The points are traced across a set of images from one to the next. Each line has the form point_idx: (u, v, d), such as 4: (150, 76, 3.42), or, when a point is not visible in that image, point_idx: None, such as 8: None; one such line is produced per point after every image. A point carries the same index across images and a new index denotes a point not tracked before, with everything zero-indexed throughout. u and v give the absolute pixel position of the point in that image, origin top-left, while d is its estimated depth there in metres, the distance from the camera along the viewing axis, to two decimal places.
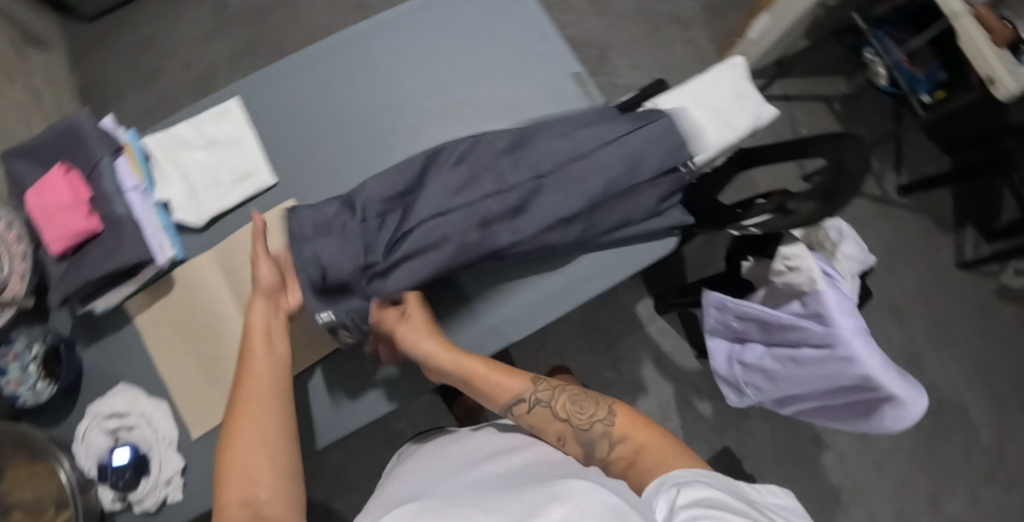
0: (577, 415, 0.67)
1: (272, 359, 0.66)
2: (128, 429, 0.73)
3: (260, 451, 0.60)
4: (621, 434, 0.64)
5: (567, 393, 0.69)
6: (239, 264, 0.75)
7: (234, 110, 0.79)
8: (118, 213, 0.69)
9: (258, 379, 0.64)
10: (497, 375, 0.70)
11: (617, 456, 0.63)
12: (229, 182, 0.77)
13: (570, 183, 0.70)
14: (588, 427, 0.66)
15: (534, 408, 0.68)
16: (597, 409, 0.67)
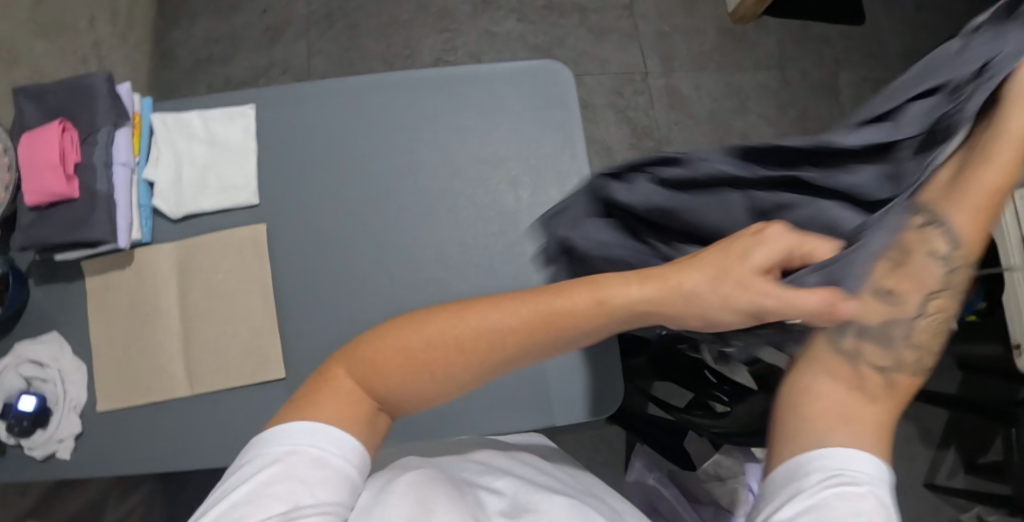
0: (926, 335, 0.49)
1: (552, 317, 0.49)
2: (43, 380, 0.76)
3: (409, 388, 0.49)
4: (896, 386, 0.48)
5: (936, 318, 0.49)
6: (192, 269, 0.78)
7: (247, 118, 0.79)
8: (98, 188, 0.72)
9: (495, 324, 0.49)
10: (988, 204, 0.47)
11: (873, 392, 0.47)
12: (211, 185, 0.78)
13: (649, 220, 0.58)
14: (908, 336, 0.49)
15: (932, 263, 0.48)
16: (925, 354, 0.49)
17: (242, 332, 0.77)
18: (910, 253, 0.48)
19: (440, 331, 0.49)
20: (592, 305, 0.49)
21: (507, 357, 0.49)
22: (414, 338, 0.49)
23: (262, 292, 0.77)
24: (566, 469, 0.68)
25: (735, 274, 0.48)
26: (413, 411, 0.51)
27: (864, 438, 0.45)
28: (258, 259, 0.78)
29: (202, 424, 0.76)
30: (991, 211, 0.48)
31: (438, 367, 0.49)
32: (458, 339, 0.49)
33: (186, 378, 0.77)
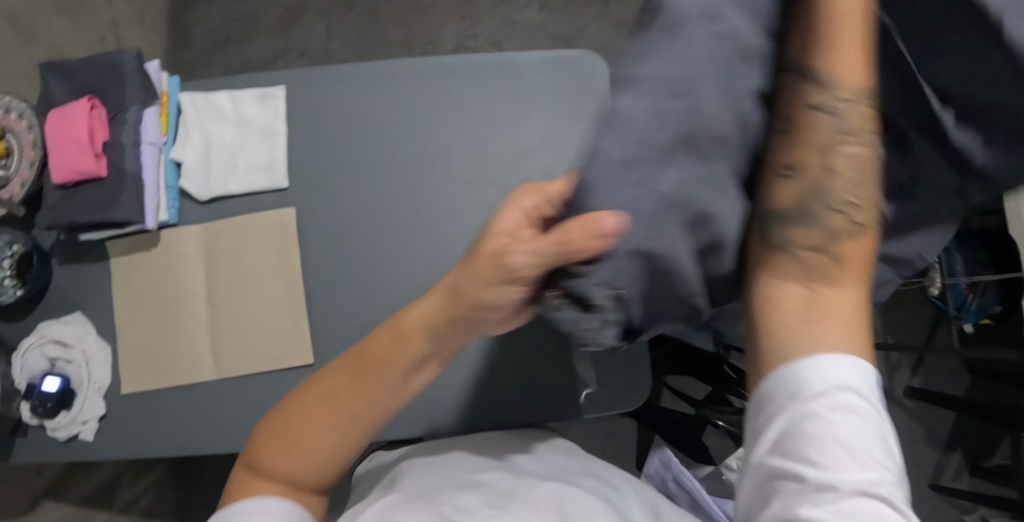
0: (843, 182, 0.45)
1: (374, 356, 0.56)
2: (66, 361, 0.75)
3: (303, 453, 0.57)
4: (838, 261, 0.45)
5: (849, 142, 0.45)
6: (219, 251, 0.77)
7: (277, 100, 0.78)
8: (127, 167, 0.71)
9: (342, 378, 0.57)
10: (865, 46, 0.43)
11: (832, 271, 0.45)
12: (240, 168, 0.76)
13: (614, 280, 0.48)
14: (818, 208, 0.46)
15: (823, 116, 0.44)
16: (864, 208, 0.46)
17: (269, 317, 0.76)
18: (799, 118, 0.44)
19: (301, 402, 0.58)
20: (408, 337, 0.56)
21: (371, 403, 0.57)
22: (307, 408, 0.57)
23: (290, 278, 0.76)
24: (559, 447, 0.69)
25: (477, 254, 0.51)
26: (340, 466, 0.59)
27: (841, 335, 0.43)
28: (288, 245, 0.77)
29: (225, 408, 0.75)
30: (863, 30, 0.43)
31: (325, 423, 0.57)
32: (323, 406, 0.57)
33: (211, 362, 0.76)
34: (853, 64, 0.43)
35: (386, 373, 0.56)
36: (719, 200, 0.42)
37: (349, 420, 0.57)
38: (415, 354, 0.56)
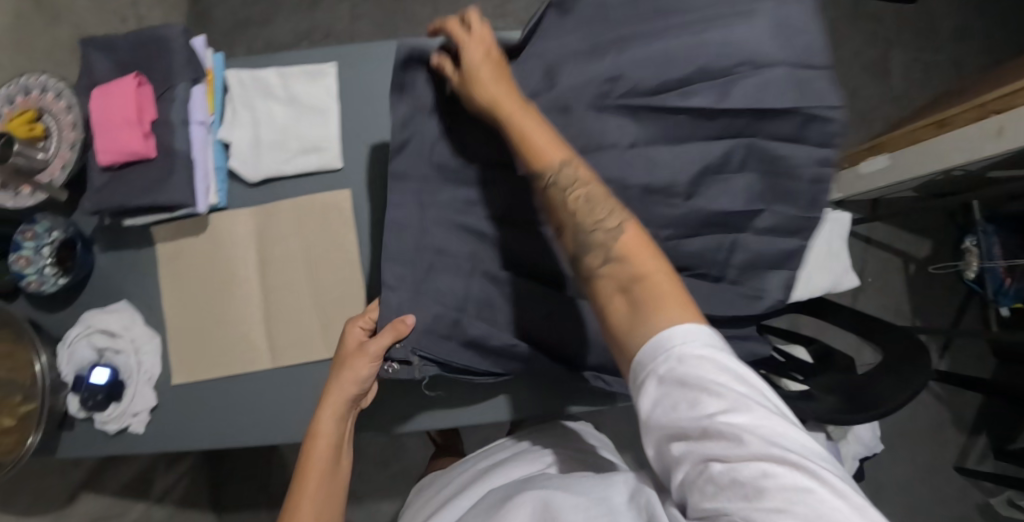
0: (582, 212, 0.50)
1: (326, 449, 0.63)
2: (115, 351, 0.72)
3: None
4: (621, 253, 0.47)
5: (587, 188, 0.50)
6: (272, 235, 0.74)
7: (329, 77, 0.74)
8: (178, 147, 0.68)
9: (315, 481, 0.62)
10: (535, 129, 0.51)
11: (630, 278, 0.46)
12: (294, 149, 0.73)
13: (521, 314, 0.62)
14: (589, 229, 0.49)
15: (555, 182, 0.50)
16: (606, 214, 0.49)
17: (325, 302, 0.73)
18: (550, 199, 0.51)
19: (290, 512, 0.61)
20: (329, 435, 0.63)
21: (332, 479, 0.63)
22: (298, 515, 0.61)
23: (346, 262, 0.73)
24: (542, 467, 0.66)
25: (340, 376, 0.62)
26: None
27: (665, 311, 0.44)
28: (342, 227, 0.73)
29: (284, 395, 0.73)
30: (523, 104, 0.52)
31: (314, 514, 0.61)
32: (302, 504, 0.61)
33: (266, 349, 0.73)
34: (536, 136, 0.51)
35: (322, 451, 0.63)
36: (509, 257, 0.62)
37: (313, 484, 0.62)
38: (333, 437, 0.63)
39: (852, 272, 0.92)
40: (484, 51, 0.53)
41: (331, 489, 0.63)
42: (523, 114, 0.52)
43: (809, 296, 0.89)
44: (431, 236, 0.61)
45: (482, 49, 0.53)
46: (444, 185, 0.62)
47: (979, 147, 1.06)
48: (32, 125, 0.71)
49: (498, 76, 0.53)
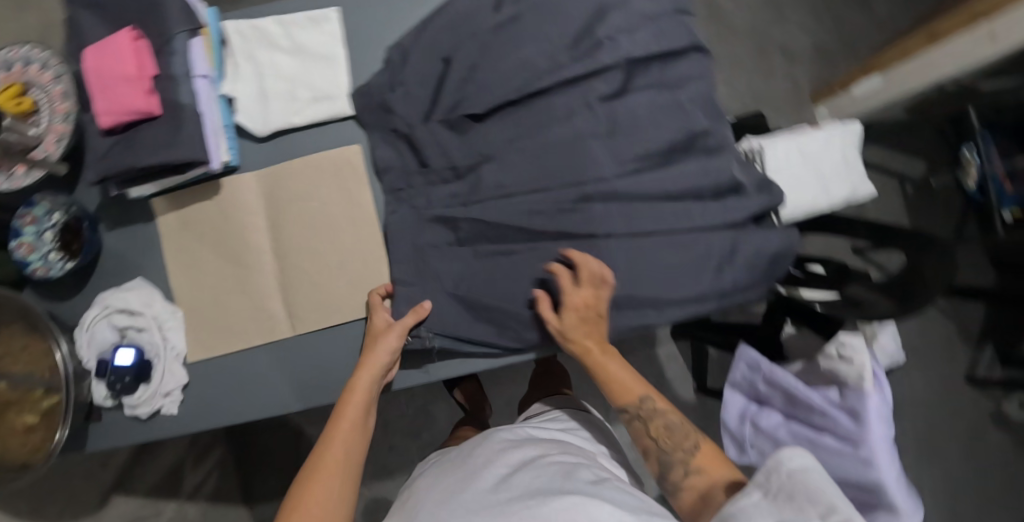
0: (665, 439, 0.63)
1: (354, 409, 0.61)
2: (137, 329, 0.68)
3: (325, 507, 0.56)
4: (699, 467, 0.60)
5: (665, 416, 0.64)
6: (284, 196, 0.69)
7: (331, 23, 0.71)
8: (183, 101, 0.65)
9: (342, 442, 0.59)
10: (618, 381, 0.66)
11: (695, 488, 0.59)
12: (301, 99, 0.70)
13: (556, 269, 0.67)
14: (670, 452, 0.62)
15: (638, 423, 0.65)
16: (687, 438, 0.62)
17: (346, 263, 0.68)
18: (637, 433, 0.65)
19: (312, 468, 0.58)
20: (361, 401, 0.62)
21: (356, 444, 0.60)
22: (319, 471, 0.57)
23: (364, 218, 0.68)
24: (553, 452, 0.68)
25: (372, 351, 0.63)
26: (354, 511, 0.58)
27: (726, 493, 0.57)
28: (356, 182, 0.69)
29: (312, 364, 0.68)
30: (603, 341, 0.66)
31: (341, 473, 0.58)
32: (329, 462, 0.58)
33: (289, 318, 0.68)
34: (618, 378, 0.66)
35: (354, 412, 0.61)
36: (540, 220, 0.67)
37: (341, 445, 0.59)
38: (370, 394, 0.63)
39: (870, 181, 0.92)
40: (580, 312, 0.64)
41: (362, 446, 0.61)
42: (612, 363, 0.66)
43: (832, 208, 0.89)
44: (457, 217, 0.67)
45: (582, 293, 0.64)
46: (452, 175, 0.68)
47: (973, 50, 1.07)
48: (20, 99, 0.67)
49: (588, 335, 0.65)
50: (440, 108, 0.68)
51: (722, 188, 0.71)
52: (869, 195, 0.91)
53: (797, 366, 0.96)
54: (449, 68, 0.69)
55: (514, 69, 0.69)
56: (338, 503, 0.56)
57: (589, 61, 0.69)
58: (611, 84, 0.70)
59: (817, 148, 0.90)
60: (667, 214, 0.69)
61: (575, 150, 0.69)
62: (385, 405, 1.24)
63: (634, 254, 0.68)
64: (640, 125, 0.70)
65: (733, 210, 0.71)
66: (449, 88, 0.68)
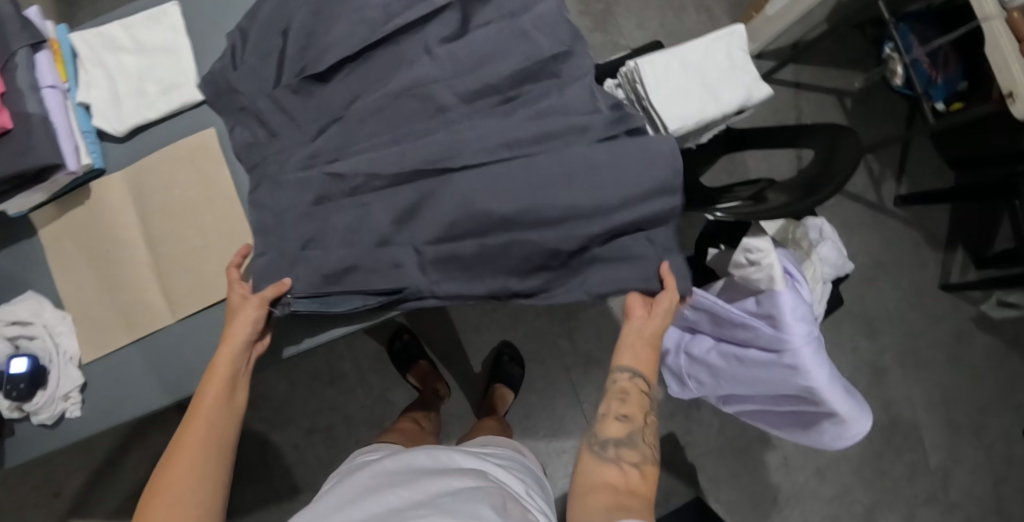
0: (647, 432, 0.68)
1: (224, 385, 0.60)
2: (29, 338, 0.70)
3: (186, 482, 0.55)
4: (644, 473, 0.64)
5: (652, 414, 0.69)
6: (148, 189, 0.70)
7: (170, 15, 0.71)
8: (30, 111, 0.65)
9: (208, 419, 0.58)
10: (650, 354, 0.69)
11: (627, 474, 0.64)
12: (153, 93, 0.71)
13: (418, 196, 0.66)
14: (640, 440, 0.67)
15: (639, 389, 0.68)
16: (648, 449, 0.67)
17: (214, 242, 0.69)
18: (625, 388, 0.69)
19: (179, 442, 0.57)
20: (229, 376, 0.61)
21: (222, 420, 0.59)
22: (186, 450, 0.56)
23: (227, 198, 0.69)
24: (481, 483, 0.65)
25: (234, 328, 0.62)
26: (223, 492, 0.57)
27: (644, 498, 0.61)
28: (215, 165, 0.70)
29: (200, 346, 0.69)
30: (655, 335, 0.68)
31: (207, 446, 0.57)
32: (188, 440, 0.57)
33: (172, 305, 0.69)
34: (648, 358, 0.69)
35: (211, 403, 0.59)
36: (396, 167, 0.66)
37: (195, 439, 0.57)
38: (229, 372, 0.61)
39: (763, 82, 0.90)
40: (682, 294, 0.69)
41: (221, 437, 0.59)
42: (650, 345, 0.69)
43: (723, 114, 0.88)
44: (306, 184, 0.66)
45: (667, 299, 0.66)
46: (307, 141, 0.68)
47: None
48: None
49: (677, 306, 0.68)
50: (284, 77, 0.69)
51: (578, 109, 0.70)
52: (763, 96, 0.89)
53: (718, 286, 0.94)
54: (288, 36, 0.69)
55: (348, 25, 0.69)
56: (203, 475, 0.56)
57: (421, 6, 0.69)
58: (449, 25, 0.71)
59: (698, 58, 0.90)
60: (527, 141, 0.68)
61: (422, 95, 0.69)
62: (343, 398, 1.24)
63: None
64: (485, 61, 0.70)
65: (600, 125, 0.68)
66: (290, 55, 0.68)
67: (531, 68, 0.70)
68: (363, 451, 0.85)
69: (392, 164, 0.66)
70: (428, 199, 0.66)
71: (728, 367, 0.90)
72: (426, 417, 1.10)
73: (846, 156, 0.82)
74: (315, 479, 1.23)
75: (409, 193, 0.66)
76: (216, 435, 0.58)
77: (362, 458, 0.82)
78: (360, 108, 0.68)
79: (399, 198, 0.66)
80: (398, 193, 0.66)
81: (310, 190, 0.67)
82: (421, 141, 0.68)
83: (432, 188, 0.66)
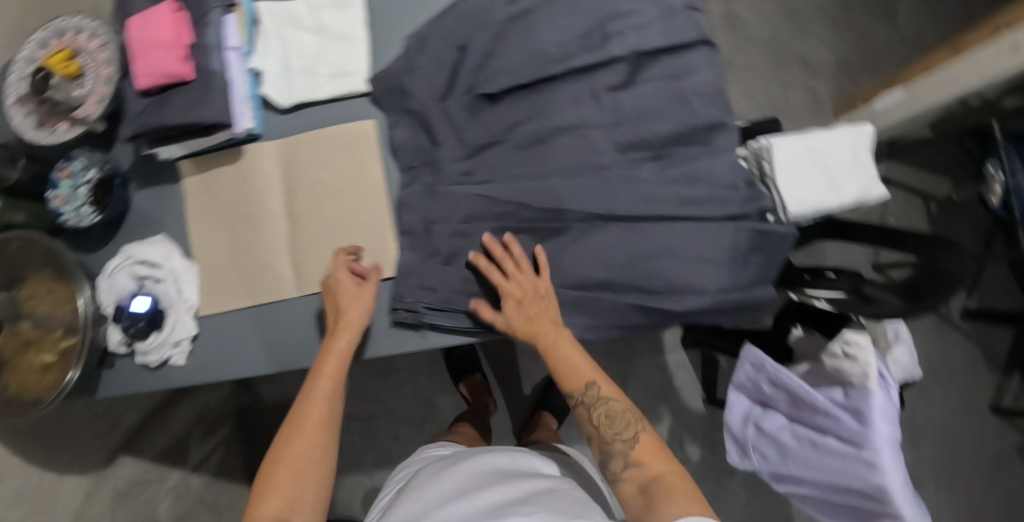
0: (608, 426, 0.66)
1: (337, 368, 0.65)
2: (155, 280, 0.72)
3: (306, 454, 0.61)
4: (639, 459, 0.64)
5: (609, 405, 0.67)
6: (299, 163, 0.72)
7: (355, 6, 0.74)
8: (213, 68, 0.68)
9: (325, 402, 0.63)
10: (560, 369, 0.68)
11: (630, 475, 0.64)
12: (324, 75, 0.73)
13: (560, 237, 0.71)
14: (613, 440, 0.66)
15: (578, 410, 0.68)
16: (624, 430, 0.66)
17: (353, 229, 0.71)
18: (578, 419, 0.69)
19: (297, 418, 0.62)
20: (342, 360, 0.65)
21: (333, 400, 0.64)
22: (306, 429, 0.62)
23: (374, 189, 0.71)
24: (561, 487, 0.76)
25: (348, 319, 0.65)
26: (329, 467, 0.63)
27: (662, 480, 0.62)
28: (369, 154, 0.72)
29: (318, 324, 0.71)
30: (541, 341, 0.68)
31: (321, 424, 0.63)
32: (308, 420, 0.62)
33: (298, 279, 0.71)
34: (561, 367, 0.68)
35: (329, 385, 0.64)
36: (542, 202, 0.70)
37: (314, 416, 0.62)
38: (340, 358, 0.65)
39: (882, 184, 0.92)
40: (520, 297, 0.66)
41: (331, 421, 0.64)
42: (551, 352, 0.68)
43: (840, 207, 0.90)
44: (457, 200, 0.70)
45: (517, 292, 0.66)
46: (464, 157, 0.71)
47: (995, 62, 1.04)
48: (68, 62, 0.72)
49: (540, 317, 0.67)
50: (454, 93, 0.72)
51: (724, 179, 0.72)
52: (881, 197, 0.91)
53: (802, 369, 0.96)
54: (466, 54, 0.72)
55: (524, 56, 0.72)
56: (320, 450, 0.62)
57: (596, 52, 0.72)
58: (618, 75, 0.73)
59: (827, 147, 0.91)
60: (670, 200, 0.71)
61: (580, 137, 0.71)
62: (390, 393, 1.25)
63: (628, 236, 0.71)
64: (644, 116, 0.72)
65: (735, 201, 0.71)
66: (465, 73, 0.72)
67: (686, 132, 0.72)
68: (433, 446, 0.96)
69: (540, 199, 0.70)
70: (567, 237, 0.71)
71: (799, 449, 0.90)
72: (476, 429, 1.09)
73: (952, 263, 0.79)
74: (345, 465, 1.23)
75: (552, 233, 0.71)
76: (326, 415, 0.63)
77: (428, 454, 0.92)
78: (520, 138, 0.71)
79: (540, 232, 0.71)
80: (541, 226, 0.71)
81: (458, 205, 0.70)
82: (571, 180, 0.71)
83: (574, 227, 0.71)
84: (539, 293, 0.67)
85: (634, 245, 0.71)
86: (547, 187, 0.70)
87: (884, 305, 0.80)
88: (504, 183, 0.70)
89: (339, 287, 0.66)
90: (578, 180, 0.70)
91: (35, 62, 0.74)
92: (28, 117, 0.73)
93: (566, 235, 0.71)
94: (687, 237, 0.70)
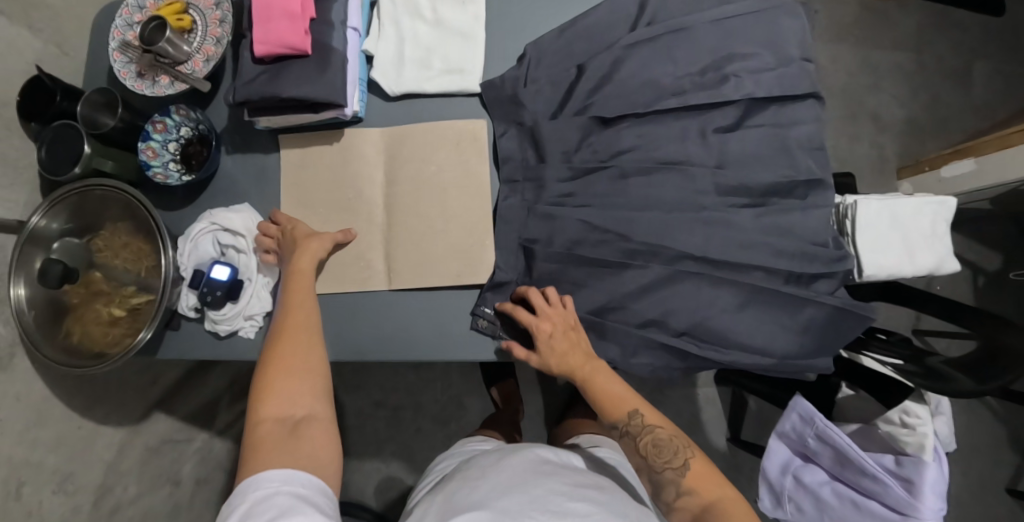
0: (656, 455, 0.64)
1: (302, 296, 0.64)
2: (237, 250, 0.71)
3: (294, 381, 0.58)
4: (691, 487, 0.62)
5: (654, 433, 0.65)
6: (403, 156, 0.72)
7: (476, 6, 0.73)
8: (333, 48, 0.67)
9: (300, 330, 0.62)
10: (605, 401, 0.66)
11: (682, 505, 0.62)
12: (435, 70, 0.72)
13: (656, 271, 0.69)
14: (662, 469, 0.63)
15: (622, 437, 0.66)
16: (672, 457, 0.63)
17: (451, 229, 0.71)
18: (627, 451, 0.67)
19: (274, 350, 0.60)
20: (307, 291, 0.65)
21: (311, 329, 0.62)
22: (285, 357, 0.59)
23: (475, 191, 0.71)
24: (605, 480, 0.70)
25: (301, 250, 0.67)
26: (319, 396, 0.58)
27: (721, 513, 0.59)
28: (476, 156, 0.72)
29: (397, 323, 0.71)
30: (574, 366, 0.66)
31: (307, 352, 0.60)
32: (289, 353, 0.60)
33: (391, 273, 0.71)
34: (603, 394, 0.66)
35: (303, 304, 0.64)
36: (638, 232, 0.69)
37: (300, 318, 0.62)
38: (305, 290, 0.65)
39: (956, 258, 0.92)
40: (553, 331, 0.66)
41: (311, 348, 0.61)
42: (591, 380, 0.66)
43: (913, 275, 0.89)
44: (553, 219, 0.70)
45: (546, 322, 0.66)
46: (566, 177, 0.71)
47: None
48: (180, 16, 0.71)
49: (573, 350, 0.66)
50: (565, 111, 0.72)
51: (821, 238, 0.71)
52: (953, 270, 0.90)
53: (852, 427, 0.94)
54: (583, 74, 0.71)
55: (641, 84, 0.71)
56: (299, 373, 0.59)
57: (714, 89, 0.71)
58: (730, 116, 0.71)
59: (908, 213, 0.90)
60: (767, 249, 0.70)
61: (683, 173, 0.70)
62: (422, 386, 1.25)
63: (717, 278, 0.69)
64: (751, 161, 0.71)
65: (828, 261, 0.70)
66: (578, 94, 0.71)
67: (791, 185, 0.71)
68: (469, 442, 0.93)
69: (636, 230, 0.69)
70: (658, 272, 0.69)
71: (840, 504, 0.89)
72: (508, 441, 1.03)
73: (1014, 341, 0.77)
74: (365, 451, 1.22)
75: (643, 268, 0.69)
76: (301, 339, 0.61)
77: (470, 446, 0.90)
78: (626, 165, 0.71)
79: (631, 262, 0.69)
80: (633, 258, 0.69)
81: (556, 222, 0.70)
82: (671, 215, 0.70)
83: (668, 264, 0.70)
84: (573, 321, 0.67)
85: (725, 289, 0.69)
86: (647, 219, 0.69)
87: (953, 385, 0.78)
88: (604, 210, 0.70)
89: (294, 230, 0.69)
90: (676, 215, 0.70)
91: (143, 9, 0.73)
92: (128, 65, 0.72)
93: (660, 269, 0.69)
94: (778, 292, 0.69)
